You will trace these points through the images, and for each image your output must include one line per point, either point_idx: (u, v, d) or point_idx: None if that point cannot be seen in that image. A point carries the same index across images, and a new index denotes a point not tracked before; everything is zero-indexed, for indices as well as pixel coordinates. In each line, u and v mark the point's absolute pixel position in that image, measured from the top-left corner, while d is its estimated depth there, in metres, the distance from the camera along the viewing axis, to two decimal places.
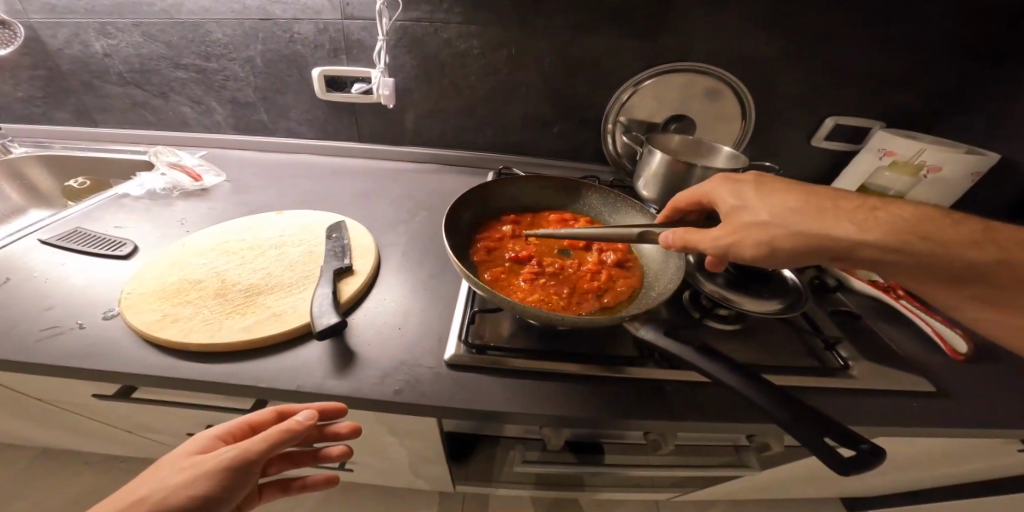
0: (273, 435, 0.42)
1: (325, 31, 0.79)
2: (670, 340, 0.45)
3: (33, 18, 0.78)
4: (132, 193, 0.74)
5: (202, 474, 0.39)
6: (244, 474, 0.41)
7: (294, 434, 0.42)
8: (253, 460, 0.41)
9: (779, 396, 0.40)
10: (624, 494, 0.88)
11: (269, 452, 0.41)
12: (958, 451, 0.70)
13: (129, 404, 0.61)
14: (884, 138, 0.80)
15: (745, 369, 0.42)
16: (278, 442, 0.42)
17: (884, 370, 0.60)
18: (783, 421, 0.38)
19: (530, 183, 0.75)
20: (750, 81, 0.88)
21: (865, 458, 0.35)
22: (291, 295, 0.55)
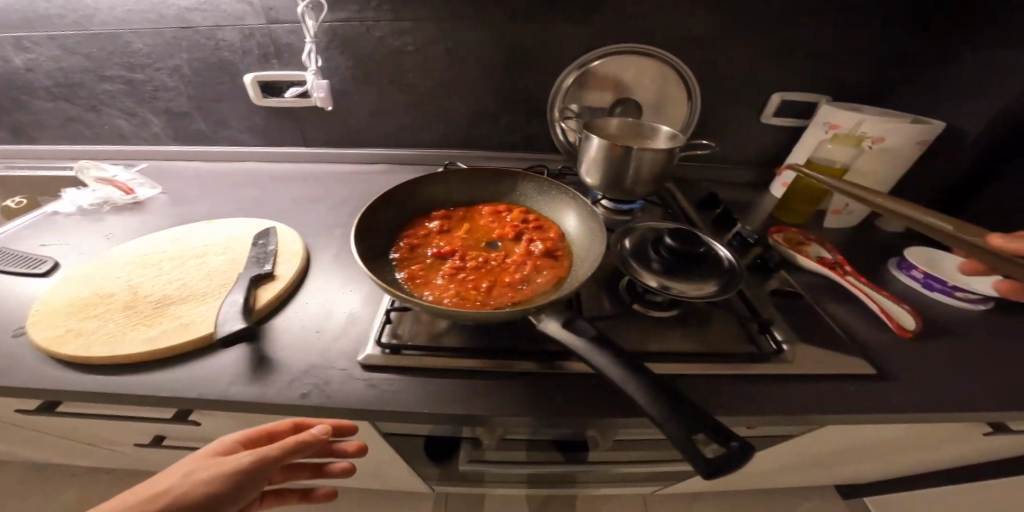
0: (290, 441, 0.43)
1: (252, 37, 0.78)
2: (567, 333, 0.43)
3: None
4: (63, 210, 0.73)
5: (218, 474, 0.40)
6: (255, 478, 0.41)
7: (308, 443, 0.43)
8: (267, 463, 0.42)
9: (662, 390, 0.38)
10: (602, 487, 0.87)
11: (281, 458, 0.42)
12: (915, 430, 0.67)
13: (59, 420, 0.60)
14: (827, 110, 0.76)
15: (634, 363, 0.40)
16: (292, 450, 0.43)
17: (822, 351, 0.58)
18: (660, 417, 0.36)
19: (463, 177, 0.74)
20: (691, 62, 0.86)
21: (737, 458, 0.33)
22: (202, 304, 0.54)
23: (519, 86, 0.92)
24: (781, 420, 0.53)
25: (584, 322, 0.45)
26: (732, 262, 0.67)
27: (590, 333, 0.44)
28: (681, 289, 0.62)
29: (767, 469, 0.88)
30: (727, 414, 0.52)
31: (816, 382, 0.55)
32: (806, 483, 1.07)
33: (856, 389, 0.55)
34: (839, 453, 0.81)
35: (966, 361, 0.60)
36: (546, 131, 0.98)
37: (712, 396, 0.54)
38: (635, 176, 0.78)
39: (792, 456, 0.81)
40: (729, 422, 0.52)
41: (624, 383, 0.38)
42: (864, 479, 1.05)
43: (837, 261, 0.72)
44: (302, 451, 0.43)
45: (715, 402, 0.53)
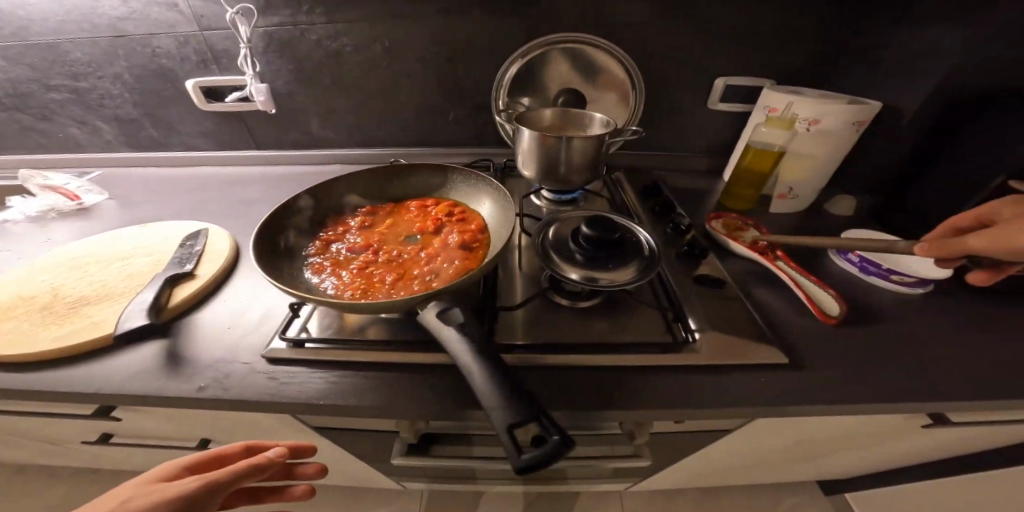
0: (245, 464, 0.45)
1: (188, 44, 0.81)
2: (435, 324, 0.44)
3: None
4: (10, 218, 0.76)
5: (169, 497, 0.42)
6: (206, 502, 0.43)
7: (263, 468, 0.46)
8: (220, 487, 0.44)
9: (506, 382, 0.38)
10: (558, 483, 0.87)
11: (232, 484, 0.44)
12: (851, 421, 0.65)
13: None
14: (768, 93, 0.75)
15: (491, 352, 0.41)
16: (246, 474, 0.45)
17: (736, 339, 0.57)
18: (494, 408, 0.37)
19: (390, 172, 0.75)
20: (628, 50, 0.85)
21: (554, 452, 0.34)
22: (116, 304, 0.56)
23: (460, 82, 0.92)
24: (683, 411, 0.52)
25: (458, 311, 0.45)
26: (652, 246, 0.67)
27: (461, 322, 0.44)
28: (597, 278, 0.62)
29: (722, 463, 0.86)
30: (624, 406, 0.51)
31: (725, 372, 0.54)
32: (777, 480, 1.04)
33: (766, 378, 0.54)
34: (787, 447, 0.78)
35: (890, 348, 0.58)
36: (493, 125, 0.98)
37: (613, 388, 0.53)
38: (567, 165, 0.78)
39: (740, 451, 0.79)
40: (628, 413, 0.52)
41: (472, 373, 0.39)
42: (837, 474, 1.01)
43: (771, 245, 0.71)
44: (255, 474, 0.46)
45: (615, 394, 0.53)
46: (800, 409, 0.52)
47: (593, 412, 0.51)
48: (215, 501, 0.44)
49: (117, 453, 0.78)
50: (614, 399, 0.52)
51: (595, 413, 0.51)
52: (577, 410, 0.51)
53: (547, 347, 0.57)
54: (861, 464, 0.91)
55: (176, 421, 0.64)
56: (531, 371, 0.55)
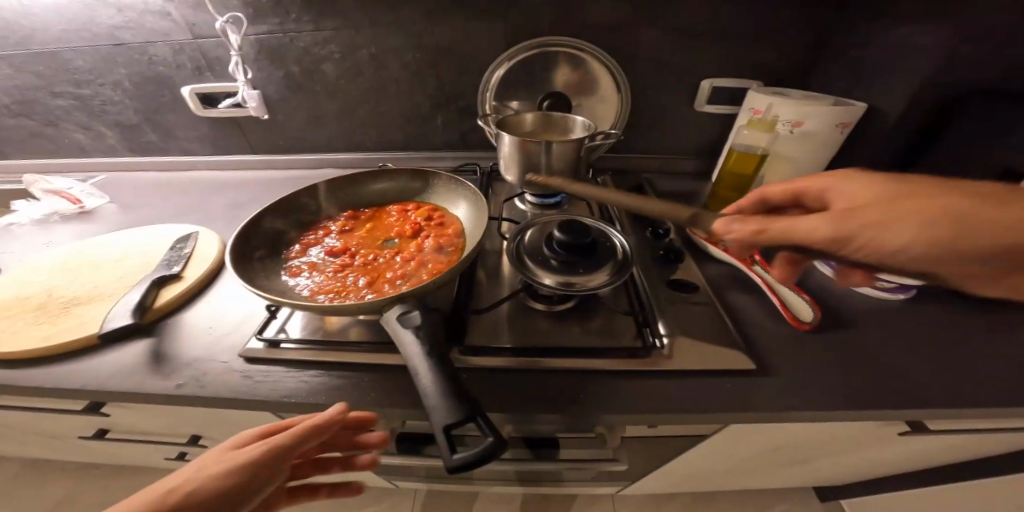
0: (309, 427, 0.43)
1: (183, 51, 0.84)
2: (396, 326, 0.47)
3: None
4: (16, 221, 0.79)
5: (231, 470, 0.41)
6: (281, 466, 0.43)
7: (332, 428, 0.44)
8: (283, 452, 0.43)
9: (452, 385, 0.41)
10: (546, 486, 0.88)
11: (294, 447, 0.43)
12: (830, 428, 0.64)
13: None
14: (752, 94, 0.74)
15: (441, 355, 0.43)
16: (308, 438, 0.43)
17: (704, 346, 0.57)
18: (436, 409, 0.39)
19: (373, 177, 0.77)
20: (611, 52, 0.85)
21: (488, 453, 0.37)
22: (104, 304, 0.59)
23: (446, 86, 0.93)
24: (647, 416, 0.52)
25: (417, 313, 0.48)
26: (625, 249, 0.67)
27: (418, 324, 0.46)
28: (571, 283, 0.62)
29: (709, 468, 0.86)
30: (586, 410, 0.52)
31: (692, 378, 0.54)
32: (772, 486, 1.03)
33: (732, 384, 0.53)
34: (770, 452, 0.78)
35: (866, 355, 0.57)
36: (480, 128, 0.99)
37: (578, 391, 0.54)
38: (547, 170, 0.78)
39: (723, 456, 0.78)
40: (590, 418, 0.52)
41: (421, 373, 0.42)
42: (832, 481, 1.00)
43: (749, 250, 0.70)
44: (318, 435, 0.43)
45: (579, 398, 0.53)
46: (766, 416, 0.51)
47: (556, 415, 0.52)
48: (284, 465, 0.43)
49: (115, 448, 0.82)
50: (578, 403, 0.53)
51: (560, 416, 0.52)
52: (540, 413, 0.52)
53: (516, 349, 0.58)
54: (851, 470, 0.89)
55: (164, 418, 0.67)
56: (499, 374, 0.56)
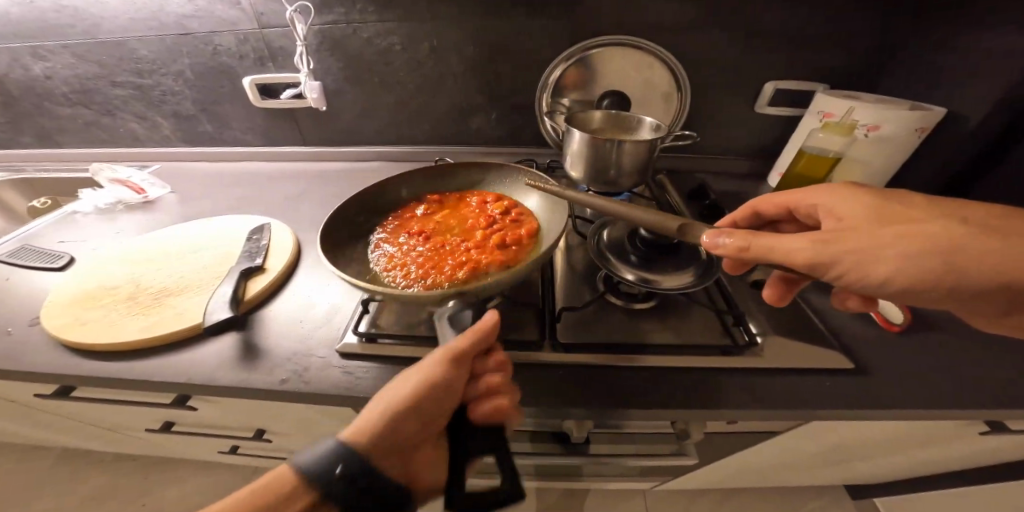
0: (468, 335, 0.43)
1: (247, 41, 0.84)
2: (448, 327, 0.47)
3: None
4: (80, 210, 0.80)
5: (413, 388, 0.41)
6: (459, 373, 0.42)
7: (487, 333, 0.44)
8: (459, 361, 0.43)
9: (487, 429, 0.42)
10: (600, 482, 0.89)
11: (463, 355, 0.43)
12: (897, 426, 0.66)
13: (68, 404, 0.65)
14: (821, 98, 0.75)
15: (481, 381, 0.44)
16: (468, 346, 0.43)
17: (796, 345, 0.59)
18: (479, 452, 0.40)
19: (440, 173, 0.78)
20: (678, 52, 0.85)
21: (503, 499, 0.37)
22: (196, 295, 0.59)
23: (506, 81, 0.91)
24: (743, 414, 0.53)
25: (470, 314, 0.49)
26: (710, 252, 0.68)
27: (466, 329, 0.47)
28: (657, 282, 0.62)
29: (765, 464, 0.87)
30: (690, 406, 0.53)
31: (785, 377, 0.56)
32: (815, 482, 1.05)
33: (821, 384, 0.55)
34: (826, 450, 0.79)
35: (951, 358, 0.59)
36: (537, 124, 0.97)
37: (678, 388, 0.55)
38: (617, 169, 0.78)
39: (785, 452, 0.80)
40: (693, 414, 0.53)
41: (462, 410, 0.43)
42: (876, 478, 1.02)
43: None
44: (479, 340, 0.43)
45: (682, 396, 0.54)
46: (853, 414, 0.53)
47: (658, 412, 0.53)
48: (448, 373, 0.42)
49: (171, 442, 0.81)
50: (684, 400, 0.54)
51: (669, 413, 0.53)
52: (642, 409, 0.53)
53: (610, 346, 0.58)
54: (898, 470, 0.91)
55: (242, 413, 0.66)
56: (596, 371, 0.56)
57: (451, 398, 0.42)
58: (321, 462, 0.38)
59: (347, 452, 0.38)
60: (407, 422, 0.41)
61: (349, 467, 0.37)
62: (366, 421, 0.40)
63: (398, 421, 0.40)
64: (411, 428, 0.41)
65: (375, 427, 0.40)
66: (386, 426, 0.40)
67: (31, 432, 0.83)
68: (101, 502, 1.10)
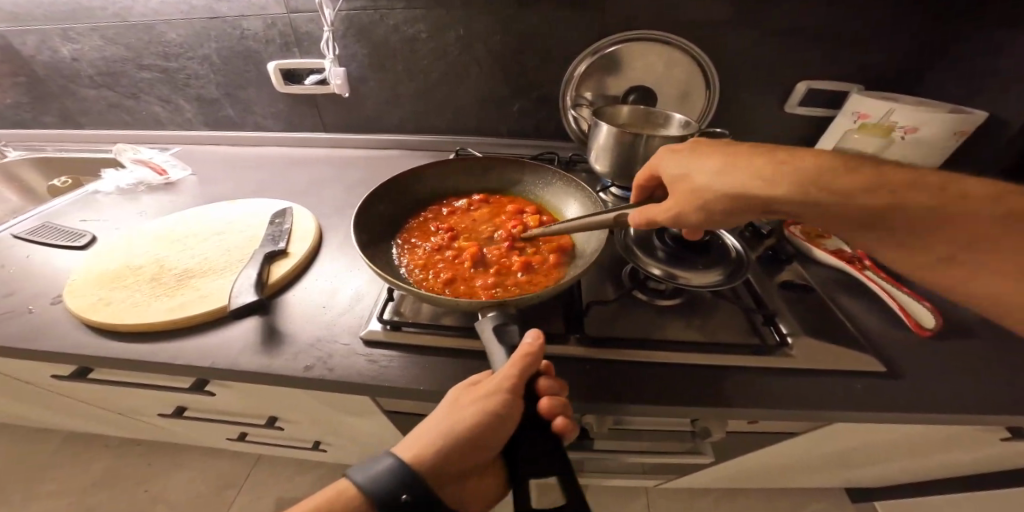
0: (519, 360, 0.41)
1: (275, 26, 0.83)
2: (492, 337, 0.45)
3: (3, 28, 0.88)
4: (103, 189, 0.81)
5: (467, 420, 0.39)
6: (517, 402, 0.40)
7: (537, 356, 0.42)
8: (516, 390, 0.40)
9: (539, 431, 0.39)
10: (607, 477, 0.88)
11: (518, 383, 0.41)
12: (918, 431, 0.65)
13: (81, 385, 0.64)
14: (855, 99, 0.74)
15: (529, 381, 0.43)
16: (523, 371, 0.41)
17: (826, 346, 0.58)
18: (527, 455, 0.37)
19: (463, 167, 0.77)
20: (709, 48, 0.83)
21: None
22: (219, 278, 0.59)
23: (530, 72, 0.90)
24: (772, 414, 0.52)
25: (515, 329, 0.46)
26: (740, 252, 0.67)
27: (514, 341, 0.45)
28: (686, 280, 0.61)
29: (777, 466, 0.86)
30: (722, 404, 0.51)
31: (816, 379, 0.54)
32: (822, 486, 1.04)
33: (851, 386, 0.54)
34: (839, 453, 0.78)
35: (987, 365, 0.57)
36: (559, 118, 0.96)
37: (707, 386, 0.53)
38: (643, 164, 0.76)
39: (800, 455, 0.79)
40: (724, 412, 0.52)
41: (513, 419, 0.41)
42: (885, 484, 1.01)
43: (857, 255, 0.73)
44: (527, 366, 0.41)
45: (713, 394, 0.52)
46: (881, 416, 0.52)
47: (686, 409, 0.51)
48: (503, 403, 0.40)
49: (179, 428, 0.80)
50: (715, 397, 0.52)
51: (700, 409, 0.51)
52: (670, 407, 0.51)
53: (638, 342, 0.57)
54: (905, 475, 0.89)
55: (259, 403, 0.65)
56: (622, 366, 0.55)
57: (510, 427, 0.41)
58: (384, 483, 0.36)
59: (410, 478, 0.36)
60: (465, 452, 0.40)
61: (414, 496, 0.36)
62: (418, 453, 0.40)
63: (454, 452, 0.40)
64: (467, 458, 0.40)
65: (429, 458, 0.39)
66: (440, 458, 0.40)
67: (41, 414, 0.83)
68: (106, 484, 1.09)
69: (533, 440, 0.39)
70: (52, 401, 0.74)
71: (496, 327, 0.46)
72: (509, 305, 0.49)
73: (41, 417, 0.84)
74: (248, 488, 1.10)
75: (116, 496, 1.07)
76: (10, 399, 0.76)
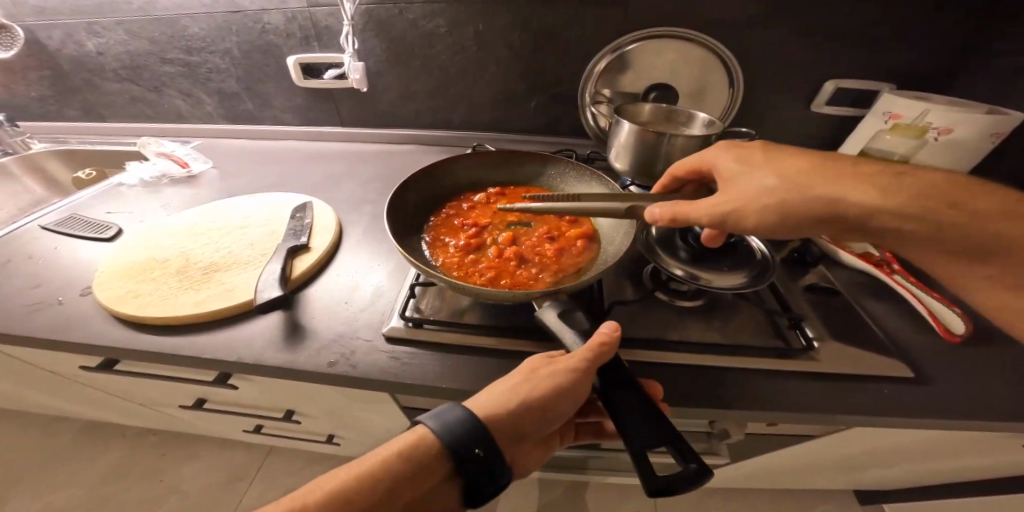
0: (593, 346, 0.40)
1: (295, 20, 0.83)
2: (554, 321, 0.44)
3: (30, 22, 0.89)
4: (127, 182, 0.82)
5: (538, 390, 0.39)
6: (587, 384, 0.40)
7: (613, 346, 0.40)
8: (586, 372, 0.39)
9: (634, 398, 0.37)
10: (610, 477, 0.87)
11: (592, 365, 0.39)
12: (942, 438, 0.64)
13: (106, 376, 0.65)
14: (889, 98, 0.72)
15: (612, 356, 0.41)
16: (598, 356, 0.39)
17: (851, 350, 0.57)
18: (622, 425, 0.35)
19: (482, 161, 0.76)
20: (735, 44, 0.81)
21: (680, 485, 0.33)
22: (243, 272, 0.59)
23: (550, 68, 0.89)
24: (795, 416, 0.51)
25: (582, 314, 0.45)
26: (765, 253, 0.66)
27: (584, 327, 0.44)
28: (711, 280, 0.60)
29: (790, 468, 0.85)
30: (744, 408, 0.51)
31: (839, 383, 0.54)
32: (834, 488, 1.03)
33: (877, 391, 0.53)
34: (857, 459, 0.76)
35: (1018, 373, 0.56)
36: (578, 114, 0.94)
37: (729, 388, 0.53)
38: (665, 163, 0.75)
39: (815, 458, 0.78)
40: (746, 415, 0.51)
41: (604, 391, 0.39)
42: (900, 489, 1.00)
43: (885, 258, 0.71)
44: (604, 355, 0.40)
45: (735, 396, 0.52)
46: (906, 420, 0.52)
47: (709, 411, 0.51)
48: (572, 386, 0.39)
49: (199, 419, 0.81)
50: (739, 400, 0.51)
51: (721, 412, 0.51)
52: (691, 409, 0.51)
53: (660, 343, 0.56)
54: (923, 482, 0.87)
55: (279, 396, 0.65)
56: (644, 368, 0.55)
57: (577, 401, 0.40)
58: (457, 437, 0.36)
59: (478, 434, 0.36)
60: (527, 420, 0.39)
61: (485, 453, 0.35)
62: (486, 410, 0.38)
63: (516, 421, 0.38)
64: (528, 427, 0.39)
65: (495, 420, 0.38)
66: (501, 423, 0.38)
67: (64, 403, 0.84)
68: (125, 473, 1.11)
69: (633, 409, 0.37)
70: (76, 391, 0.75)
71: (563, 311, 0.45)
72: (563, 293, 0.48)
73: (64, 406, 0.86)
74: (261, 479, 1.11)
75: (134, 484, 1.08)
76: (34, 387, 0.77)
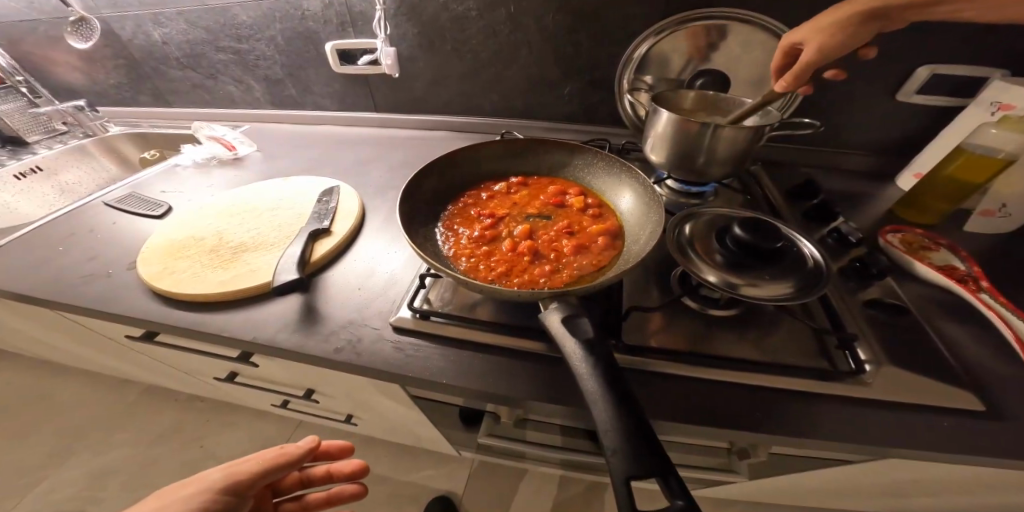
0: (280, 454, 0.52)
1: (332, 6, 0.85)
2: (559, 329, 0.40)
3: (106, 14, 0.97)
4: (182, 163, 0.88)
5: (215, 488, 0.48)
6: (245, 485, 0.50)
7: (296, 453, 0.53)
8: (249, 478, 0.50)
9: (629, 420, 0.33)
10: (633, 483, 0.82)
11: (264, 477, 0.51)
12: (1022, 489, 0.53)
13: (151, 346, 0.71)
14: (997, 86, 0.64)
15: (612, 367, 0.37)
16: (278, 468, 0.52)
17: (912, 376, 0.49)
18: (610, 450, 0.32)
19: (507, 148, 0.73)
20: (800, 21, 0.71)
21: None
22: (267, 254, 0.62)
23: (586, 52, 0.83)
24: (827, 445, 0.45)
25: (587, 322, 0.41)
26: (819, 261, 0.57)
27: (588, 337, 0.39)
28: (756, 290, 0.53)
29: (830, 497, 0.77)
30: (766, 432, 0.45)
31: (890, 412, 0.46)
32: None
33: (935, 424, 0.45)
34: (914, 499, 0.66)
35: None
36: (615, 102, 0.88)
37: (753, 409, 0.47)
38: (707, 155, 0.68)
39: (861, 490, 0.69)
40: (768, 440, 0.46)
41: (595, 403, 0.35)
42: None
43: (972, 273, 0.60)
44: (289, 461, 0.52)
45: (758, 419, 0.46)
46: (970, 459, 0.44)
47: (726, 433, 0.46)
48: (248, 487, 0.50)
49: (235, 389, 0.87)
50: (763, 423, 0.46)
51: (740, 435, 0.46)
52: (708, 428, 0.46)
53: (682, 355, 0.51)
54: None
55: (297, 375, 0.68)
56: (657, 379, 0.50)
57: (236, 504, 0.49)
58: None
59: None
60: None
61: None
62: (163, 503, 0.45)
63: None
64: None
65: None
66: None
67: (125, 364, 0.93)
68: (179, 428, 1.23)
69: (626, 433, 0.32)
70: (132, 354, 0.83)
71: (569, 317, 0.41)
72: (572, 295, 0.44)
73: (125, 366, 0.95)
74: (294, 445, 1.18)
75: (188, 439, 1.20)
76: (99, 349, 0.87)
